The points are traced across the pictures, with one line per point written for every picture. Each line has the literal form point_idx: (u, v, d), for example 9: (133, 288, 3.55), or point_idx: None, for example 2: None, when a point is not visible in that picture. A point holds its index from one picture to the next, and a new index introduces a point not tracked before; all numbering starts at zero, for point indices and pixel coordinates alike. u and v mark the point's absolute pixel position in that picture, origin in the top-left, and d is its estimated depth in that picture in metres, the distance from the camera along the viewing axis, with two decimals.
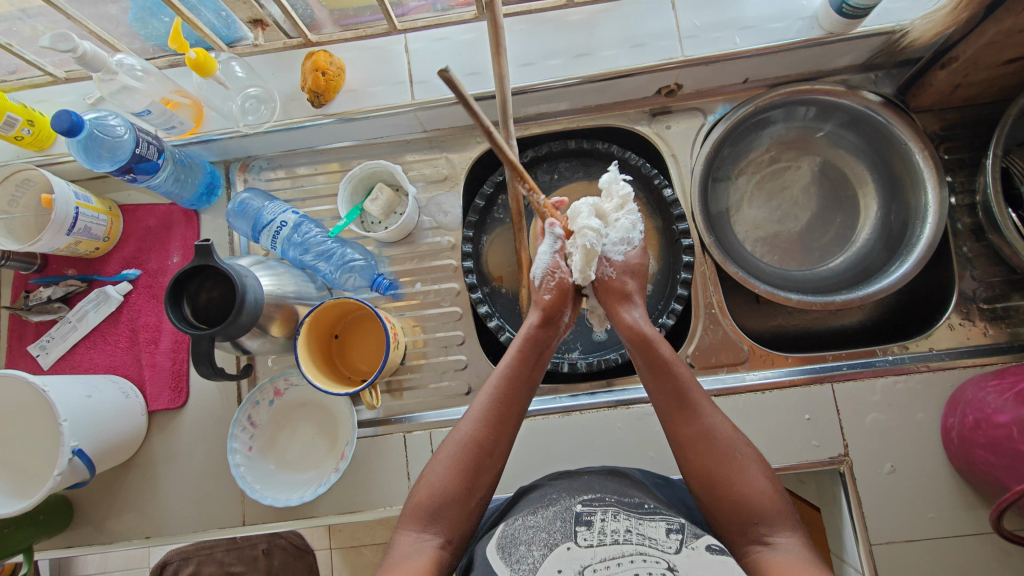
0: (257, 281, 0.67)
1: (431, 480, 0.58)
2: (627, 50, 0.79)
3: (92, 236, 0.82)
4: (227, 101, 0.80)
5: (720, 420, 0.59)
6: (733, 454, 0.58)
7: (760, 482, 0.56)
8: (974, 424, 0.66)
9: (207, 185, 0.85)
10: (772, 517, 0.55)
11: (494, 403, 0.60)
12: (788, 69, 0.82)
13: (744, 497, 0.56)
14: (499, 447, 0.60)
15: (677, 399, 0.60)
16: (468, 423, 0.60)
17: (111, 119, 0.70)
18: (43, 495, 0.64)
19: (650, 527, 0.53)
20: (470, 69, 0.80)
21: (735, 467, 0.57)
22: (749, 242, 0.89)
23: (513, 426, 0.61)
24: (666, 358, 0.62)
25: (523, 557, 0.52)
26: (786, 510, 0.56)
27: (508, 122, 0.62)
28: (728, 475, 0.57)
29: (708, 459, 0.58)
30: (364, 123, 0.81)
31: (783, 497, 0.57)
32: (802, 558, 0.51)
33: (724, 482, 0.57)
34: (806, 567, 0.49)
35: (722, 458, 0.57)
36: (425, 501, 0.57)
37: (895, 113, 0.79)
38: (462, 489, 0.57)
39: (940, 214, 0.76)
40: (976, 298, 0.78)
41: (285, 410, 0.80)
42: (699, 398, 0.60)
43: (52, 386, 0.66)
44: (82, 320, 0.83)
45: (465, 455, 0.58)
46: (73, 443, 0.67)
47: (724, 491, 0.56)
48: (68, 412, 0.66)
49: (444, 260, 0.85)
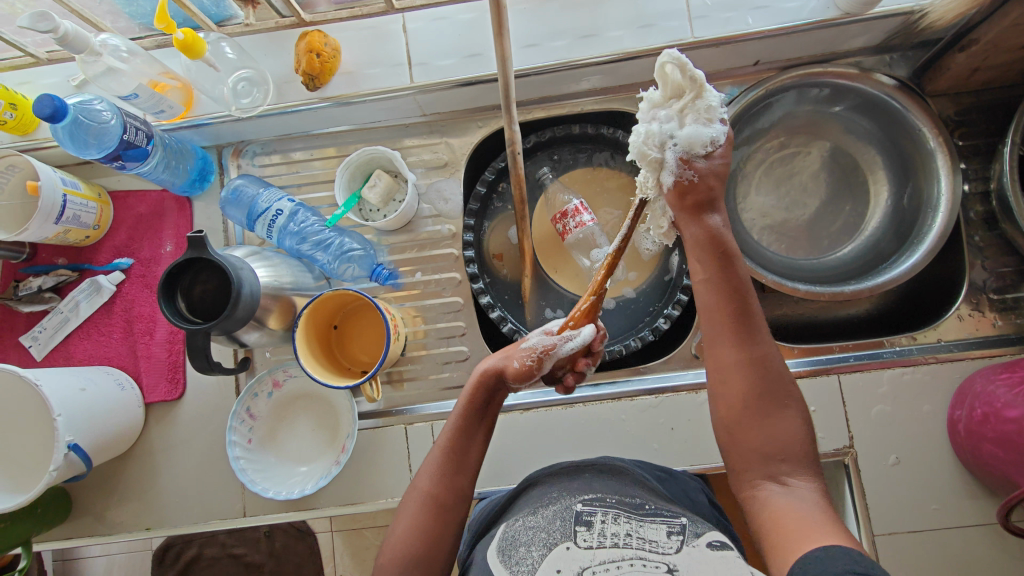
0: (253, 274, 0.65)
1: (397, 538, 0.57)
2: (635, 30, 0.76)
3: (81, 225, 0.79)
4: (218, 84, 0.76)
5: (775, 354, 0.56)
6: (778, 390, 0.55)
7: (794, 422, 0.54)
8: (983, 417, 0.66)
9: (198, 171, 0.82)
10: (799, 462, 0.52)
11: (448, 456, 0.60)
12: (801, 50, 0.79)
13: (772, 433, 0.53)
14: (458, 495, 0.59)
15: (734, 321, 0.56)
16: (426, 478, 0.60)
17: (96, 103, 0.67)
18: (39, 490, 0.63)
19: (651, 530, 0.52)
20: (471, 50, 0.77)
21: (777, 404, 0.54)
22: (756, 230, 0.87)
23: (468, 476, 0.60)
24: (739, 279, 0.57)
25: (522, 560, 0.52)
26: (811, 455, 0.53)
27: (511, 106, 0.59)
28: (764, 409, 0.54)
29: (751, 388, 0.55)
30: (361, 106, 0.78)
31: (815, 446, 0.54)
32: (815, 507, 0.49)
33: (759, 413, 0.54)
34: (815, 517, 0.48)
35: (765, 389, 0.54)
36: (397, 560, 0.55)
37: (911, 97, 0.76)
38: (431, 542, 0.57)
39: (952, 204, 0.74)
40: (986, 289, 0.77)
41: (284, 401, 0.79)
42: (759, 326, 0.56)
43: (44, 379, 0.64)
44: (75, 310, 0.81)
45: (428, 513, 0.58)
46: (68, 438, 0.65)
47: (753, 422, 0.54)
48: (62, 407, 0.65)
49: (445, 249, 0.83)
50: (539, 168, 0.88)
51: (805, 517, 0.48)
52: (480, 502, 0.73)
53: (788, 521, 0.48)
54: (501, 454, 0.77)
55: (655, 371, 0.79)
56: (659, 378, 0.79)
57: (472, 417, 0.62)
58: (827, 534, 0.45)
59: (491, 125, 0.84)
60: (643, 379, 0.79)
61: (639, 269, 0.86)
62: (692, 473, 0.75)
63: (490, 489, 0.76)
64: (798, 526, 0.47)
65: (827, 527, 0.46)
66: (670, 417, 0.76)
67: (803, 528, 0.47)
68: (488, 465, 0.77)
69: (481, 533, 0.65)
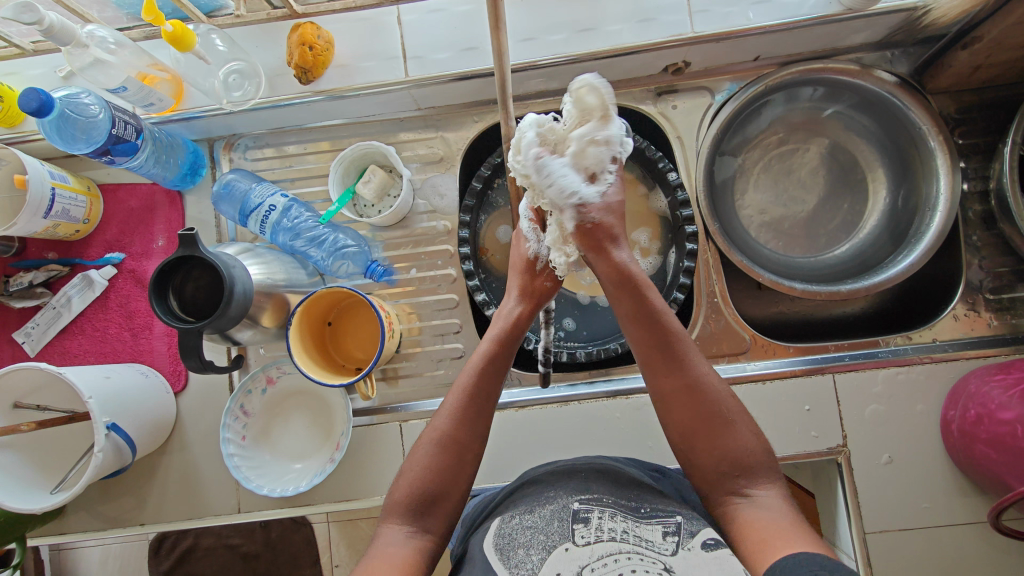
0: (245, 272, 0.64)
1: (409, 478, 0.57)
2: (633, 25, 0.75)
3: (71, 218, 0.78)
4: (209, 77, 0.75)
5: (709, 372, 0.57)
6: (721, 410, 0.56)
7: (745, 439, 0.55)
8: (976, 419, 0.66)
9: (190, 165, 0.81)
10: (756, 473, 0.54)
11: (467, 400, 0.59)
12: (803, 46, 0.77)
13: (725, 451, 0.55)
14: (477, 438, 0.59)
15: (658, 349, 0.57)
16: (442, 420, 0.59)
17: (84, 97, 0.66)
18: (92, 471, 0.64)
19: (647, 529, 0.53)
20: (467, 43, 0.76)
21: (723, 422, 0.56)
22: (753, 228, 0.87)
23: (484, 419, 0.60)
24: (657, 306, 0.58)
25: (522, 562, 0.52)
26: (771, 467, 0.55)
27: (507, 101, 0.57)
28: (710, 430, 0.55)
29: (691, 413, 0.56)
30: (355, 100, 0.77)
31: (767, 454, 0.56)
32: (781, 516, 0.51)
33: (708, 436, 0.55)
34: (784, 526, 0.49)
35: (708, 414, 0.56)
36: (404, 495, 0.56)
37: (911, 94, 0.76)
38: (443, 483, 0.57)
39: (951, 203, 0.74)
40: (982, 289, 0.77)
41: (278, 398, 0.79)
42: (684, 352, 0.57)
43: (67, 370, 0.64)
44: (67, 306, 0.80)
45: (443, 450, 0.58)
46: (105, 419, 0.66)
47: (706, 445, 0.55)
48: (92, 390, 0.64)
49: (440, 246, 0.82)
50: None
51: (775, 528, 0.49)
52: (473, 499, 0.74)
53: (755, 532, 0.50)
54: (497, 451, 0.77)
55: None
56: None
57: (496, 358, 0.61)
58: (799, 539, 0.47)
59: (486, 119, 0.83)
60: (637, 377, 0.79)
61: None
62: None
63: (484, 486, 0.76)
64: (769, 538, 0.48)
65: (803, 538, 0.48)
66: None
67: (774, 538, 0.48)
68: (483, 462, 0.77)
69: (475, 526, 0.66)
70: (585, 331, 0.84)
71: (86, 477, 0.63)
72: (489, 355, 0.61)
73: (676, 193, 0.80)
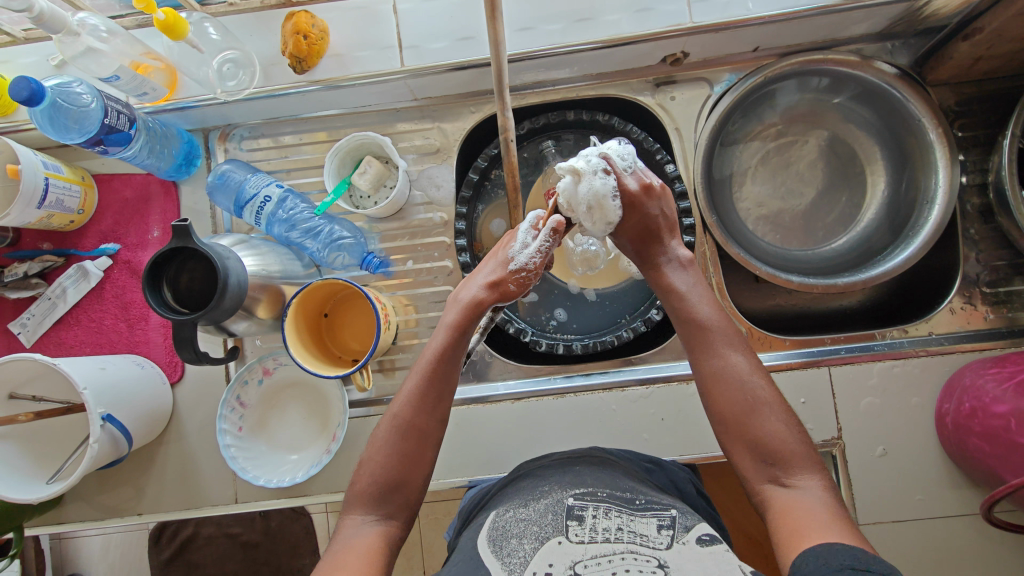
0: (240, 263, 0.64)
1: (371, 464, 0.58)
2: (632, 15, 0.74)
3: (65, 209, 0.78)
4: (203, 67, 0.76)
5: (740, 361, 0.60)
6: (754, 395, 0.58)
7: (779, 425, 0.56)
8: (970, 411, 0.66)
9: (184, 155, 0.80)
10: (790, 460, 0.55)
11: (428, 386, 0.60)
12: (802, 36, 0.77)
13: (759, 436, 0.56)
14: (436, 422, 0.60)
15: (699, 337, 0.61)
16: (403, 407, 0.60)
17: (76, 86, 0.65)
18: (86, 464, 0.64)
19: (641, 524, 0.54)
20: (464, 33, 0.75)
21: (754, 405, 0.57)
22: (751, 220, 0.86)
23: (443, 406, 0.60)
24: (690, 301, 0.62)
25: (514, 552, 0.53)
26: (809, 453, 0.56)
27: (504, 93, 0.57)
28: (749, 414, 0.57)
29: (725, 395, 0.59)
30: (350, 90, 0.76)
31: (803, 440, 0.56)
32: (818, 502, 0.52)
33: (742, 420, 0.57)
34: (822, 515, 0.50)
35: (742, 399, 0.58)
36: (369, 487, 0.57)
37: (911, 86, 0.75)
38: (404, 472, 0.58)
39: (949, 196, 0.74)
40: (979, 282, 0.76)
41: (275, 389, 0.79)
42: (720, 339, 0.61)
43: (61, 361, 0.64)
44: (62, 296, 0.80)
45: (404, 439, 0.58)
46: (101, 410, 0.66)
47: (746, 429, 0.57)
48: (87, 381, 0.64)
49: (437, 238, 0.82)
50: (543, 138, 0.86)
51: (812, 515, 0.51)
52: (469, 490, 0.74)
53: (795, 519, 0.50)
54: (493, 443, 0.77)
55: (646, 361, 0.79)
56: (650, 368, 0.79)
57: (452, 349, 0.60)
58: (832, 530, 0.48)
59: (483, 110, 0.83)
60: (633, 369, 0.79)
61: (617, 276, 0.84)
62: (680, 462, 0.75)
63: (480, 477, 0.77)
64: (805, 523, 0.50)
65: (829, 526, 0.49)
66: (660, 408, 0.76)
67: (807, 522, 0.50)
68: (478, 454, 0.77)
69: (469, 519, 0.66)
70: (576, 324, 0.84)
71: (81, 469, 0.63)
72: (448, 344, 0.60)
73: (674, 184, 0.79)
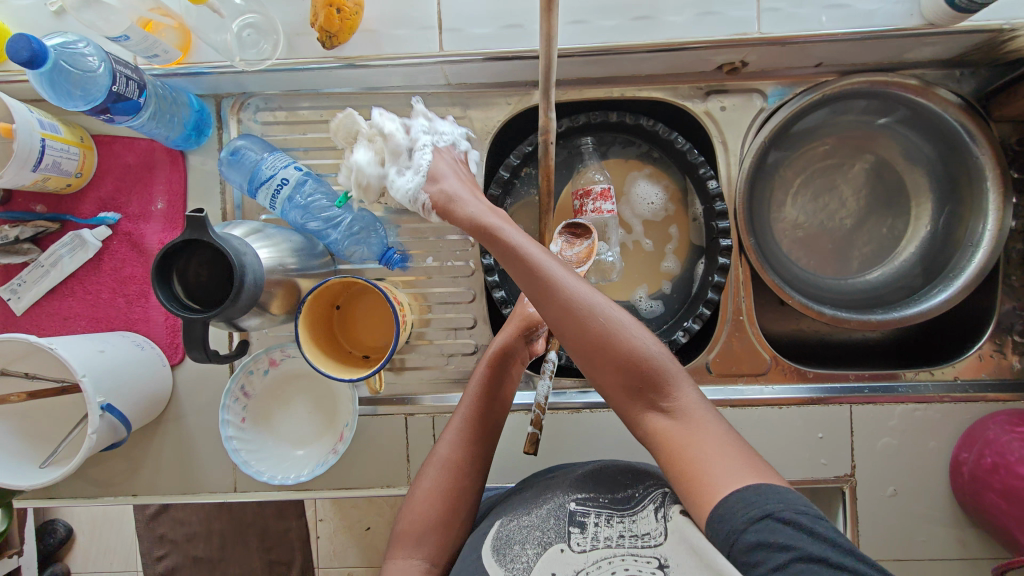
0: (257, 258, 0.60)
1: (417, 503, 0.59)
2: (695, 17, 0.68)
3: (62, 172, 0.72)
4: (221, 32, 0.67)
5: (569, 281, 0.49)
6: (594, 324, 0.48)
7: (626, 350, 0.48)
8: (992, 467, 0.67)
9: (195, 125, 0.74)
10: (660, 381, 0.48)
11: (469, 423, 0.62)
12: (870, 56, 0.72)
13: (621, 364, 0.48)
14: (481, 462, 0.61)
15: (539, 273, 0.49)
16: (445, 444, 0.61)
17: (81, 46, 0.59)
18: (84, 455, 0.61)
19: (642, 522, 0.52)
20: (510, 19, 0.68)
21: (564, 332, 0.49)
22: (784, 243, 0.84)
23: (487, 443, 0.62)
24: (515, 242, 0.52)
25: (517, 557, 0.53)
26: (645, 373, 0.48)
27: (550, 85, 0.52)
28: (598, 348, 0.48)
29: (569, 327, 0.49)
30: (380, 71, 0.70)
31: (664, 352, 0.50)
32: (703, 427, 0.46)
33: (591, 351, 0.48)
34: (712, 440, 0.45)
35: (585, 329, 0.48)
36: (414, 523, 0.57)
37: (974, 120, 0.71)
38: (448, 509, 0.58)
39: (995, 243, 0.71)
40: (1012, 330, 0.75)
41: (280, 381, 0.76)
42: (559, 268, 0.50)
43: (59, 345, 0.60)
44: (56, 265, 0.75)
45: (448, 475, 0.60)
46: (100, 400, 0.62)
47: (615, 360, 0.48)
48: (85, 368, 0.61)
49: (460, 236, 0.78)
50: (582, 135, 0.80)
51: (702, 447, 0.45)
52: None
53: (683, 456, 0.45)
54: (504, 451, 0.76)
55: None
56: None
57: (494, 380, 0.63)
58: (727, 461, 0.44)
59: (519, 102, 0.77)
60: None
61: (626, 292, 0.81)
62: None
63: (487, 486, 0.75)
64: (699, 461, 0.45)
65: (726, 458, 0.44)
66: None
67: (704, 459, 0.44)
68: None
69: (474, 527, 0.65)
70: None
71: (79, 460, 0.60)
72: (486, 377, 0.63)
73: (714, 203, 0.75)
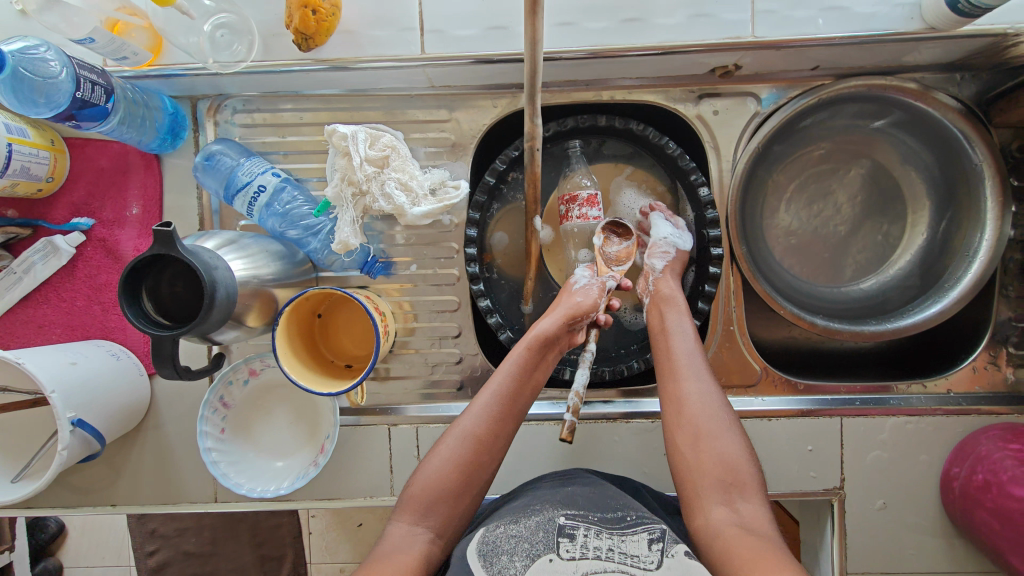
0: (229, 271, 0.57)
1: (429, 472, 0.57)
2: (687, 19, 0.66)
3: (31, 177, 0.69)
4: (191, 35, 0.64)
5: (703, 386, 0.61)
6: (715, 418, 0.59)
7: (733, 445, 0.57)
8: (983, 484, 0.65)
9: (169, 128, 0.71)
10: (743, 482, 0.55)
11: (501, 399, 0.59)
12: (868, 59, 0.69)
13: (712, 458, 0.57)
14: (501, 443, 0.59)
15: (670, 360, 0.64)
16: (469, 418, 0.59)
17: (41, 50, 0.56)
18: (54, 471, 0.59)
19: (632, 543, 0.52)
20: (495, 21, 0.66)
21: (689, 417, 0.59)
22: (778, 250, 0.82)
23: (509, 427, 0.60)
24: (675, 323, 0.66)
25: (505, 568, 0.51)
26: (747, 476, 0.56)
27: (536, 88, 0.50)
28: (710, 430, 0.58)
29: (689, 416, 0.59)
30: (359, 73, 0.67)
31: (754, 462, 0.57)
32: (763, 530, 0.52)
33: (696, 440, 0.58)
34: (766, 544, 0.50)
35: (701, 421, 0.59)
36: (421, 494, 0.56)
37: (973, 126, 0.69)
38: (460, 485, 0.57)
39: (993, 254, 0.69)
40: (1008, 342, 0.73)
41: (261, 390, 0.75)
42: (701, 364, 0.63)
43: (26, 359, 0.59)
44: (28, 272, 0.73)
45: (468, 449, 0.58)
46: (70, 415, 0.61)
47: (703, 448, 0.57)
48: (55, 383, 0.59)
49: (445, 243, 0.76)
50: (570, 138, 0.78)
51: (758, 543, 0.50)
52: None
53: (735, 547, 0.50)
54: None
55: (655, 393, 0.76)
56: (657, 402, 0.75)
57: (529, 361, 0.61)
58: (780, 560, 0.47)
59: (505, 105, 0.75)
60: (639, 401, 0.76)
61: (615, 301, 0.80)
62: None
63: None
64: (753, 550, 0.49)
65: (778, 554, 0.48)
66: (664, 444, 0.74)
67: (760, 553, 0.48)
68: None
69: None
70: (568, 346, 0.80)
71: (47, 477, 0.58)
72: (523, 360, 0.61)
73: (705, 210, 0.73)
